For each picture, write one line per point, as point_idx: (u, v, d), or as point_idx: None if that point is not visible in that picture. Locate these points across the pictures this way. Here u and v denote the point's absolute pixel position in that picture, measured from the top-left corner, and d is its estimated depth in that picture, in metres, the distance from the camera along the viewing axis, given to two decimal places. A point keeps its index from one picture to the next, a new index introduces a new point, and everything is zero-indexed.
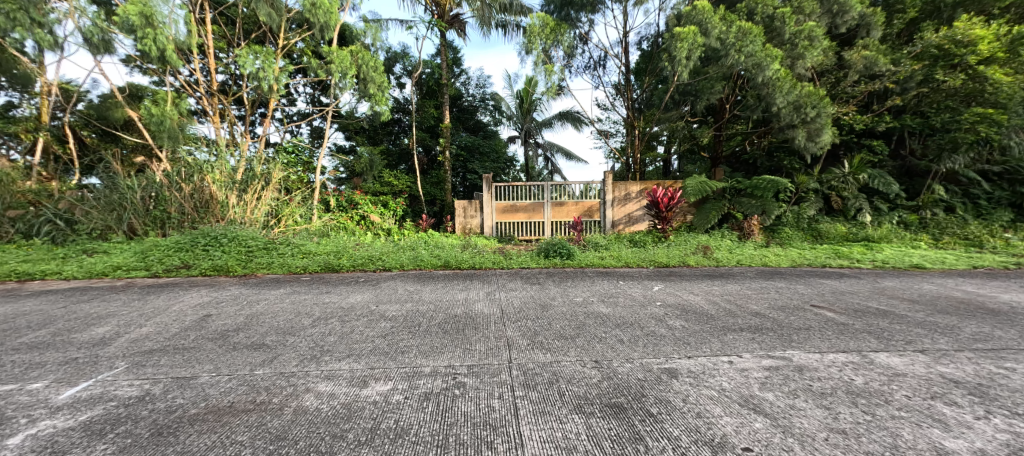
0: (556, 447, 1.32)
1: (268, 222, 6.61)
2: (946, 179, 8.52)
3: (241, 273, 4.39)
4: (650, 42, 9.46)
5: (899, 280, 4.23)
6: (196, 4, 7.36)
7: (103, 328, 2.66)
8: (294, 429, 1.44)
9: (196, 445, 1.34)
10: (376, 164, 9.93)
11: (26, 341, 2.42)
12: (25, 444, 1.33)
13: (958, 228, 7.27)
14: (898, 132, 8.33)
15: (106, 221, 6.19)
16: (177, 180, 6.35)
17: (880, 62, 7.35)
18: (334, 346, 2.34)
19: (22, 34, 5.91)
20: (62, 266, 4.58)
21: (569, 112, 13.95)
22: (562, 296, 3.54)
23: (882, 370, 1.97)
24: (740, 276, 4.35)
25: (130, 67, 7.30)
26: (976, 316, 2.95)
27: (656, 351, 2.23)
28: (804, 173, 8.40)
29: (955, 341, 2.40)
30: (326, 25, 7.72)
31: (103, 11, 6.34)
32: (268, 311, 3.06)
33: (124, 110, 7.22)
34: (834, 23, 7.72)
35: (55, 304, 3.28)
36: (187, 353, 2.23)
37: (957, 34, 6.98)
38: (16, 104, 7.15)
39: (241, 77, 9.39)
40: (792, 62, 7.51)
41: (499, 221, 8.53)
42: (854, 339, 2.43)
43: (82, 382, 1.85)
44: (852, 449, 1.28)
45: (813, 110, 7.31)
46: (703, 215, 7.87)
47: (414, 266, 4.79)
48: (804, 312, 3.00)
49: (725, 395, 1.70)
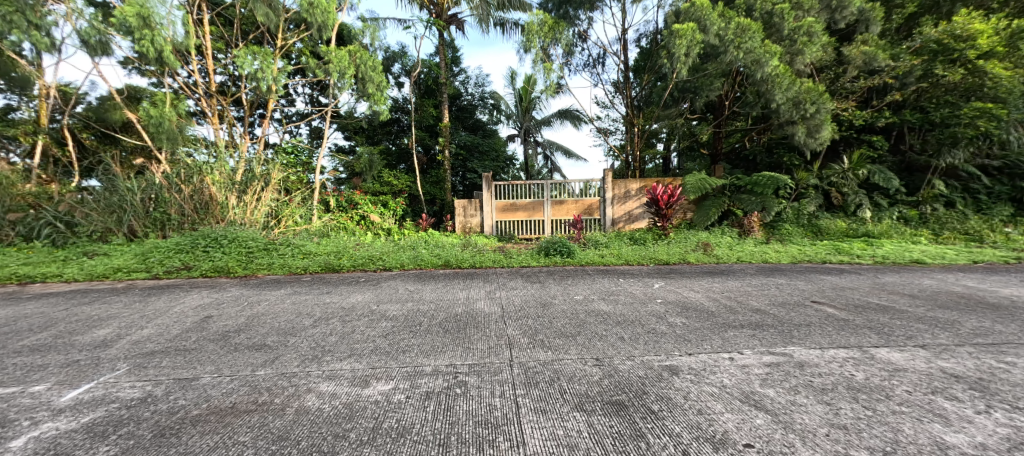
0: (558, 445, 1.32)
1: (268, 222, 6.64)
2: (946, 174, 8.53)
3: (241, 274, 4.41)
4: (649, 39, 9.42)
5: (900, 276, 4.22)
6: (195, 5, 7.35)
7: (104, 330, 2.67)
8: (296, 429, 1.44)
9: (198, 445, 1.34)
10: (375, 164, 9.95)
11: (27, 344, 2.42)
12: (27, 447, 1.33)
13: (958, 222, 7.27)
14: (897, 128, 8.31)
15: (107, 223, 6.19)
16: (177, 181, 6.35)
17: (879, 57, 7.34)
18: (336, 346, 2.34)
19: (19, 36, 5.89)
20: (63, 268, 4.59)
21: (568, 111, 13.95)
22: (563, 294, 3.54)
23: (883, 365, 1.97)
24: (741, 273, 4.35)
25: (128, 68, 7.28)
26: (977, 310, 2.95)
27: (657, 348, 2.23)
28: (804, 169, 8.41)
29: (955, 336, 2.40)
30: (324, 25, 7.68)
31: (100, 12, 6.32)
32: (269, 312, 3.07)
33: (123, 112, 7.23)
34: (833, 18, 7.71)
35: (56, 307, 3.28)
36: (188, 354, 2.24)
37: (956, 29, 6.95)
38: (14, 108, 7.14)
39: (239, 78, 9.38)
40: (791, 58, 7.48)
41: (499, 220, 8.54)
42: (854, 335, 2.43)
43: (84, 385, 1.85)
44: (853, 444, 1.28)
45: (813, 106, 7.31)
46: (703, 211, 7.87)
47: (415, 266, 4.79)
48: (804, 309, 3.00)
49: (726, 391, 1.70)
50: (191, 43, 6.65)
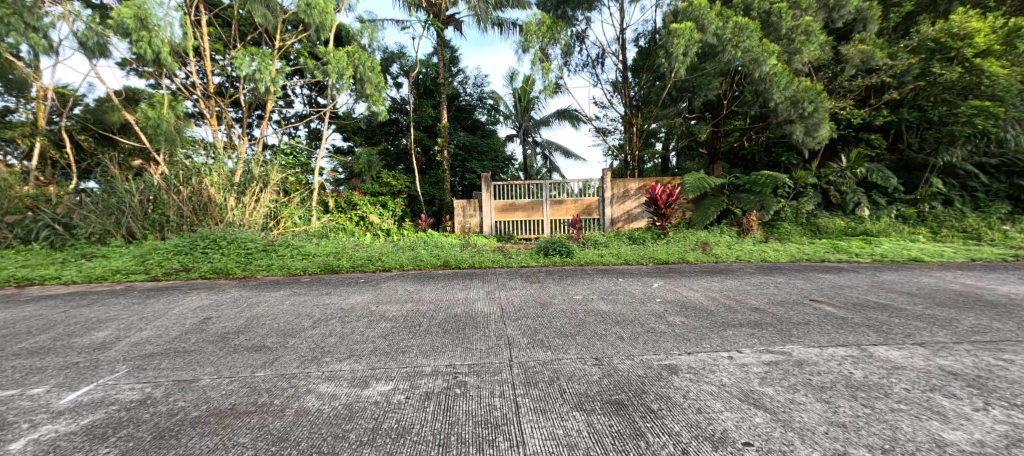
0: (557, 445, 1.32)
1: (268, 224, 6.65)
2: (944, 172, 8.55)
3: (240, 275, 4.40)
4: (647, 38, 9.42)
5: (898, 274, 4.23)
6: (192, 6, 7.35)
7: (104, 332, 2.67)
8: (296, 429, 1.44)
9: (198, 447, 1.34)
10: (374, 164, 9.80)
11: (26, 346, 2.42)
12: (27, 449, 1.34)
13: (956, 220, 7.30)
14: (895, 126, 8.31)
15: (105, 225, 6.17)
16: (175, 183, 6.33)
17: (877, 56, 7.36)
18: (335, 347, 2.34)
19: (16, 39, 5.86)
20: (62, 271, 4.57)
21: (567, 110, 13.95)
22: (562, 294, 3.54)
23: (882, 363, 1.97)
24: (740, 272, 4.35)
25: (126, 69, 7.27)
26: (974, 308, 2.96)
27: (656, 347, 2.24)
28: (803, 168, 8.42)
29: (953, 334, 2.41)
30: (322, 25, 7.68)
31: (97, 14, 6.32)
32: (268, 313, 3.07)
33: (121, 113, 7.23)
34: (831, 17, 7.74)
35: (55, 309, 3.28)
36: (187, 356, 2.23)
37: (953, 27, 6.96)
38: (12, 109, 7.09)
39: (238, 78, 9.38)
40: (789, 57, 7.52)
41: (498, 220, 8.54)
42: (853, 333, 2.44)
43: (84, 387, 1.85)
44: (852, 442, 1.29)
45: (811, 105, 7.33)
46: (702, 210, 7.87)
47: (414, 267, 4.80)
48: (803, 307, 3.00)
49: (725, 390, 1.71)
50: (189, 44, 6.64)
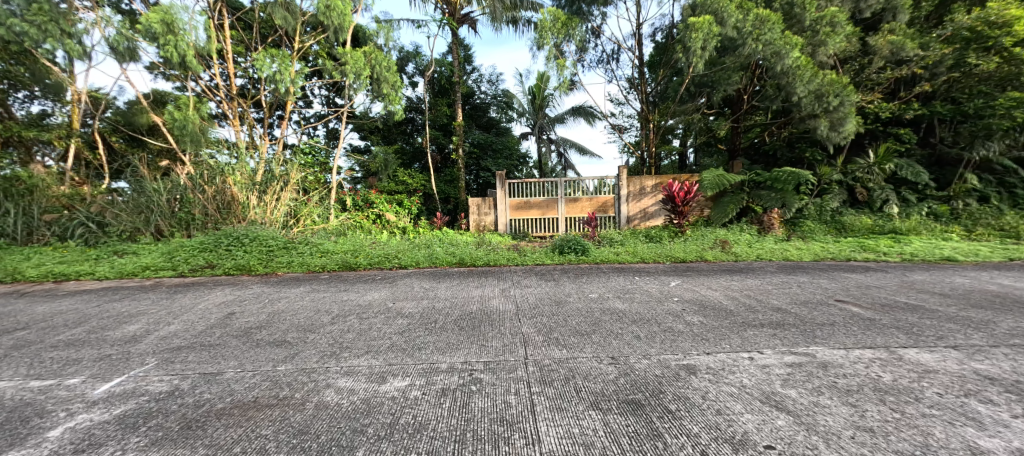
0: (573, 443, 1.32)
1: (288, 222, 6.79)
2: (980, 168, 8.16)
3: (262, 272, 4.52)
4: (664, 33, 9.24)
5: (930, 274, 4.06)
6: (216, 10, 7.55)
7: (135, 326, 2.79)
8: (316, 423, 1.48)
9: (224, 438, 1.39)
10: (390, 163, 10.20)
11: (64, 338, 2.55)
12: (64, 437, 1.40)
13: (993, 218, 6.93)
14: (927, 120, 7.96)
15: (135, 223, 6.45)
16: (201, 182, 6.56)
17: (907, 46, 7.06)
18: (354, 343, 2.38)
19: (53, 44, 6.12)
20: (95, 266, 4.79)
21: (582, 107, 13.80)
22: (577, 292, 3.52)
23: (912, 366, 1.90)
24: (760, 271, 4.24)
25: (154, 73, 7.55)
26: (1014, 310, 2.82)
27: (674, 347, 2.20)
28: (827, 164, 8.14)
29: (990, 337, 2.30)
30: (340, 27, 7.78)
31: (127, 20, 6.56)
32: (289, 309, 3.15)
33: (150, 116, 7.53)
34: (858, 7, 7.45)
35: (89, 304, 3.43)
36: (213, 349, 2.31)
37: (990, 15, 6.62)
38: (50, 113, 7.47)
39: (259, 80, 9.60)
40: (813, 49, 7.28)
41: (513, 218, 8.56)
42: (881, 335, 2.35)
43: (116, 378, 1.94)
44: (881, 448, 1.24)
45: (836, 99, 7.06)
46: (721, 208, 7.71)
47: (430, 264, 4.82)
48: (827, 307, 2.91)
49: (746, 391, 1.67)
50: (213, 47, 6.83)
